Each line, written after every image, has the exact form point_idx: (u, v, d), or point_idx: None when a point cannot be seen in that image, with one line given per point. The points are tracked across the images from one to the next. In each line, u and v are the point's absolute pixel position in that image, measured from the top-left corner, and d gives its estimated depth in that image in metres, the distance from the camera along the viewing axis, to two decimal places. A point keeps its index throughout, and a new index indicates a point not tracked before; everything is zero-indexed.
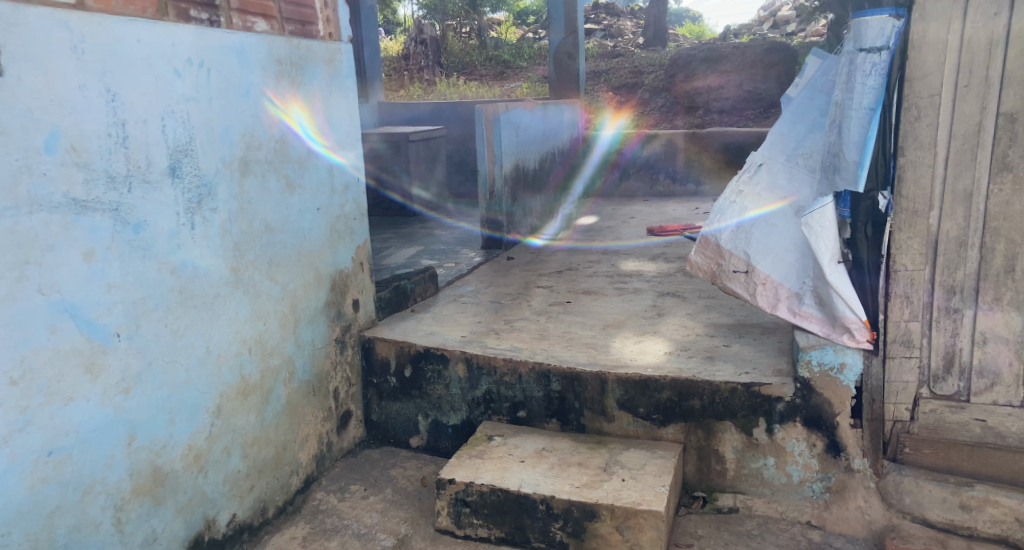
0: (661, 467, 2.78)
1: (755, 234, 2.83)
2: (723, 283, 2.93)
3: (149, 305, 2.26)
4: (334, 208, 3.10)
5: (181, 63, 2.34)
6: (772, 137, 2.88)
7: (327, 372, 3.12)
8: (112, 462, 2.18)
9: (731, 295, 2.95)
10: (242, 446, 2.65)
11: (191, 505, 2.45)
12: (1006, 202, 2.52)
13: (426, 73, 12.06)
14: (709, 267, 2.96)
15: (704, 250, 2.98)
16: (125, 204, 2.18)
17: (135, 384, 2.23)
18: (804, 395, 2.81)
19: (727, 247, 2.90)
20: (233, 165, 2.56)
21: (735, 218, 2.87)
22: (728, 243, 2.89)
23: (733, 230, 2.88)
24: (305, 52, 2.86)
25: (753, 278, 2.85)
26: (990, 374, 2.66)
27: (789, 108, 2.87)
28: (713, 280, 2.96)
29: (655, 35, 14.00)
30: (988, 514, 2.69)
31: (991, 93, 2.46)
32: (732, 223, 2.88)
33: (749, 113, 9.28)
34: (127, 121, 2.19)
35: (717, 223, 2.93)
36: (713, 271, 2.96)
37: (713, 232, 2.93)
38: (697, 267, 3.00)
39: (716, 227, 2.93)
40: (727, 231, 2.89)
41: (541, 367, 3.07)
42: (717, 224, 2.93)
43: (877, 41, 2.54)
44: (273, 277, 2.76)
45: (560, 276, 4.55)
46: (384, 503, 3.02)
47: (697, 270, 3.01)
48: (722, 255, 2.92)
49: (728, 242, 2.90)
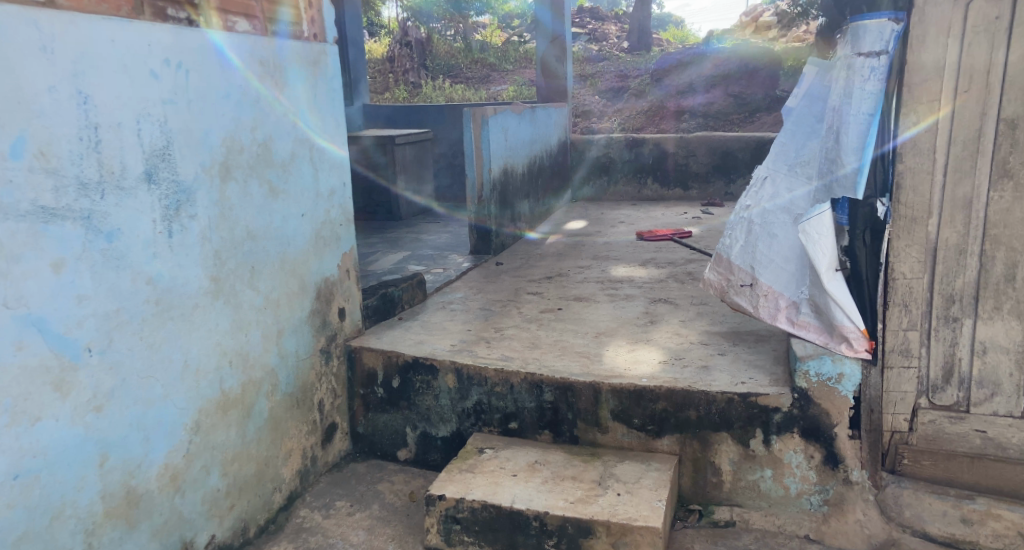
0: (657, 481, 2.70)
1: (760, 246, 2.79)
2: (730, 299, 2.89)
3: (123, 318, 2.15)
4: (319, 213, 3.00)
5: (159, 63, 2.23)
6: (775, 148, 2.80)
7: (312, 384, 3.01)
8: (82, 485, 2.07)
9: (738, 311, 2.91)
10: (223, 463, 2.54)
11: (168, 527, 2.34)
12: (1006, 210, 2.46)
13: (411, 76, 11.93)
14: (720, 283, 2.91)
15: (717, 266, 2.93)
16: (98, 212, 2.08)
17: (108, 402, 2.12)
18: (802, 406, 2.72)
19: (737, 262, 2.86)
20: (214, 170, 2.46)
21: (743, 231, 2.83)
22: (738, 258, 2.85)
23: (742, 245, 2.84)
24: (288, 53, 2.76)
25: (757, 291, 2.81)
26: (990, 384, 2.60)
27: (789, 120, 2.76)
28: (722, 296, 2.91)
29: (640, 39, 13.96)
30: (990, 528, 2.61)
31: (992, 98, 2.39)
32: (740, 237, 2.84)
33: (734, 117, 9.21)
34: (100, 125, 2.08)
35: (727, 239, 2.88)
36: (723, 287, 2.91)
37: (724, 248, 2.89)
38: (709, 283, 2.95)
39: (727, 243, 2.88)
40: (736, 247, 2.85)
41: (533, 377, 2.98)
42: (727, 241, 2.88)
43: (875, 45, 2.46)
44: (255, 287, 2.65)
45: (549, 282, 4.46)
46: (371, 519, 2.92)
47: (708, 287, 2.96)
48: (732, 270, 2.87)
49: (738, 257, 2.85)
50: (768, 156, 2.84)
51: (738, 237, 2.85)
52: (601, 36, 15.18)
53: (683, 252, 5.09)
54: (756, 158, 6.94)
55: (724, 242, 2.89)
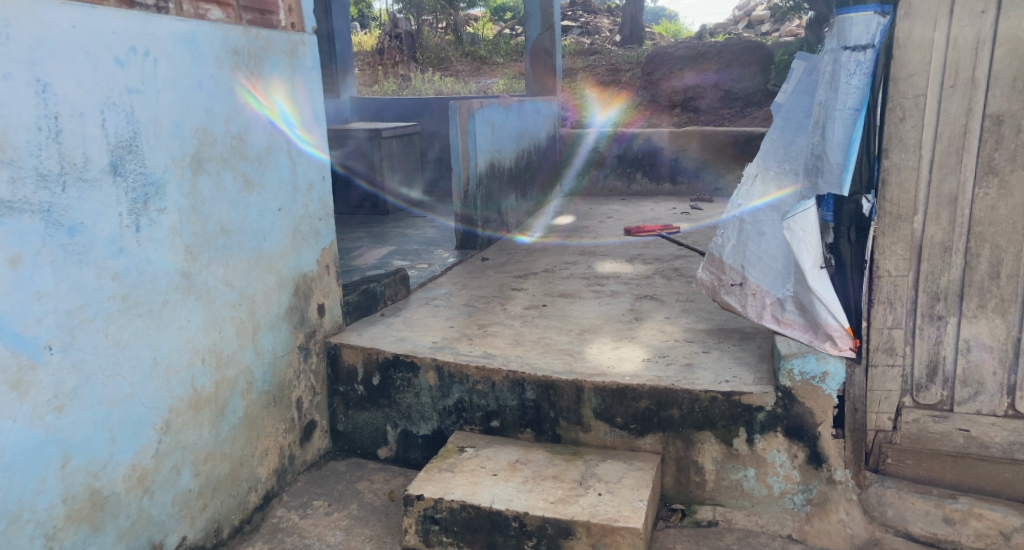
0: (639, 480, 2.66)
1: (749, 245, 2.77)
2: (721, 298, 2.88)
3: (86, 314, 2.10)
4: (297, 209, 2.94)
5: (124, 51, 2.17)
6: (765, 145, 2.76)
7: (290, 381, 2.96)
8: (42, 488, 2.02)
9: (729, 311, 2.89)
10: (194, 464, 2.49)
11: (135, 530, 2.29)
12: (991, 207, 2.42)
13: (401, 68, 11.84)
14: (712, 283, 2.91)
15: (709, 266, 2.93)
16: (59, 205, 2.02)
17: (70, 401, 2.07)
18: (785, 405, 2.69)
19: (728, 262, 2.85)
20: (185, 162, 2.40)
21: (734, 230, 2.81)
22: (729, 258, 2.84)
23: (733, 244, 2.83)
24: (263, 43, 2.70)
25: (746, 289, 2.79)
26: (974, 383, 2.57)
27: (778, 116, 2.72)
28: (713, 295, 2.91)
29: (632, 33, 13.89)
30: (973, 528, 2.59)
31: (978, 94, 2.36)
32: (731, 236, 2.82)
33: (725, 112, 9.18)
34: (60, 114, 2.03)
35: (720, 238, 2.88)
36: (715, 287, 2.91)
37: (717, 248, 2.89)
38: (701, 282, 2.95)
39: (719, 242, 2.88)
40: (728, 246, 2.84)
41: (515, 376, 2.94)
42: (719, 240, 2.88)
43: (861, 38, 2.40)
44: (229, 282, 2.60)
45: (535, 278, 4.41)
46: (349, 519, 2.88)
47: (700, 286, 2.96)
48: (723, 269, 2.87)
49: (729, 256, 2.85)
50: (759, 153, 2.80)
51: (730, 236, 2.84)
52: (594, 30, 15.10)
53: (670, 248, 5.06)
54: (745, 153, 6.91)
55: (716, 241, 2.90)
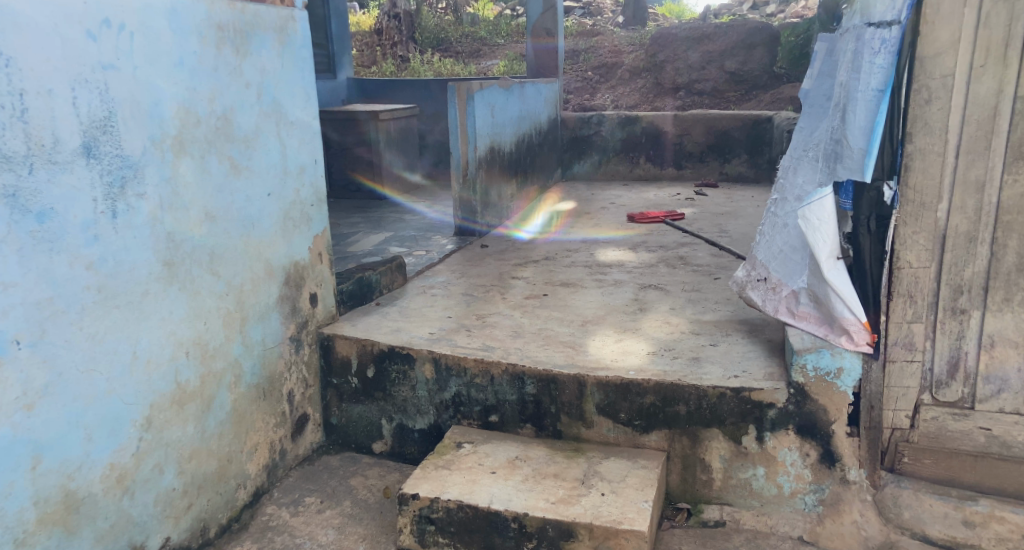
0: (643, 479, 2.55)
1: (777, 239, 2.73)
2: (748, 295, 2.88)
3: (58, 306, 1.98)
4: (288, 193, 2.80)
5: (96, 24, 2.04)
6: (796, 138, 2.70)
7: (280, 374, 2.84)
8: (10, 491, 1.90)
9: (756, 307, 2.87)
10: (178, 461, 2.37)
11: (114, 531, 2.18)
12: (1021, 195, 2.29)
13: (400, 49, 11.57)
14: (743, 278, 2.92)
15: (747, 266, 2.93)
16: (25, 189, 1.89)
17: (40, 398, 1.95)
18: (797, 402, 2.57)
19: (761, 258, 2.84)
20: (166, 144, 2.27)
21: (770, 227, 2.81)
22: (762, 254, 2.83)
23: (766, 243, 2.81)
24: (250, 17, 2.56)
25: (768, 283, 2.75)
26: (997, 380, 2.44)
27: (807, 104, 2.67)
28: (741, 292, 2.91)
29: (635, 15, 13.54)
30: (993, 531, 2.48)
31: (1010, 74, 2.22)
32: (767, 233, 2.82)
33: (730, 95, 8.97)
34: (25, 91, 1.89)
35: (760, 238, 2.88)
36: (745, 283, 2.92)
37: (757, 247, 2.89)
38: (736, 281, 2.98)
39: (758, 241, 2.88)
40: (762, 244, 2.83)
41: (515, 369, 2.81)
42: (760, 239, 2.89)
43: (888, 14, 2.27)
44: (215, 271, 2.47)
45: (535, 266, 4.28)
46: (342, 517, 2.77)
47: (733, 285, 2.99)
48: (756, 265, 2.86)
49: (762, 253, 2.84)
50: (792, 149, 2.74)
51: (767, 234, 2.83)
52: (597, 12, 14.82)
53: (675, 236, 4.92)
54: (751, 137, 6.76)
55: (757, 242, 2.90)
